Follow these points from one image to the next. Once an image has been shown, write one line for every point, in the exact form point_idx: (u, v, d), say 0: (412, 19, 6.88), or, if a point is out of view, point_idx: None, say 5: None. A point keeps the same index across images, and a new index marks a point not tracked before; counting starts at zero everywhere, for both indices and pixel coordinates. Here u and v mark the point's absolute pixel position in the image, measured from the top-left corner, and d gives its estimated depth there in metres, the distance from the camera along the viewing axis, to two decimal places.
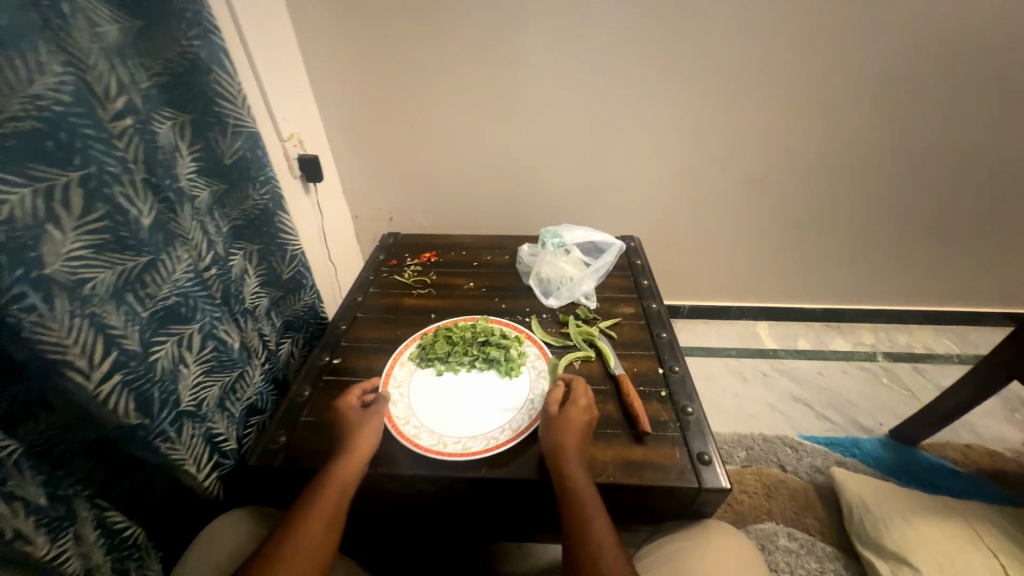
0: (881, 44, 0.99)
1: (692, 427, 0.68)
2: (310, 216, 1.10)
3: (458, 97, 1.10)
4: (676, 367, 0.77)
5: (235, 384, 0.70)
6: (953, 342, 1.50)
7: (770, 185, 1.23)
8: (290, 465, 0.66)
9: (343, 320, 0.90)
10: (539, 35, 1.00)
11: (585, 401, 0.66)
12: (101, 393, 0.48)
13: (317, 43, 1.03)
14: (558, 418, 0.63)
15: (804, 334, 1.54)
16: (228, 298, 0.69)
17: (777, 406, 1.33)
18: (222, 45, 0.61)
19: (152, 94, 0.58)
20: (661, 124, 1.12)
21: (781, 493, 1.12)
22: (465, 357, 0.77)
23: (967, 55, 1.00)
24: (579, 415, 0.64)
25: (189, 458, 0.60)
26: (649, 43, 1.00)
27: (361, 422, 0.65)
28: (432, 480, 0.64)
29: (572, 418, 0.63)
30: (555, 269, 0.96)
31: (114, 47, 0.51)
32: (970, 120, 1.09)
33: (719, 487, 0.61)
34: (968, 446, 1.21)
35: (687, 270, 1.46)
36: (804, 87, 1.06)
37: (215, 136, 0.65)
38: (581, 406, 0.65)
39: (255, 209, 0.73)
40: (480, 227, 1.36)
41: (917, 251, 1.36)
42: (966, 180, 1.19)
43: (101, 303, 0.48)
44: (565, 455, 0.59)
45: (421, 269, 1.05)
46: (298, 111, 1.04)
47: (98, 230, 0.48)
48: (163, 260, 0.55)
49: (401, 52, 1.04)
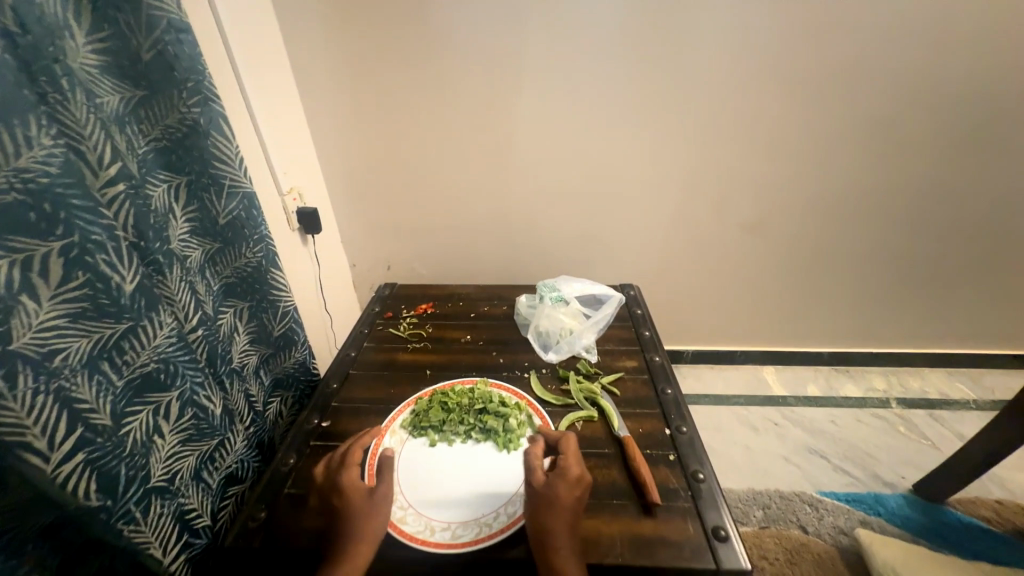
0: (862, 98, 1.03)
1: (705, 496, 0.63)
2: (306, 268, 1.09)
3: (456, 151, 1.13)
4: (683, 428, 0.73)
5: (215, 452, 0.66)
6: (968, 387, 1.44)
7: (766, 231, 1.23)
8: (267, 547, 0.60)
9: (335, 379, 0.86)
10: (533, 93, 1.05)
11: (575, 471, 0.59)
12: (60, 475, 0.45)
13: (320, 103, 1.07)
14: (546, 493, 0.57)
15: (813, 379, 1.49)
16: (214, 360, 0.66)
17: (791, 459, 1.26)
18: (222, 111, 0.62)
19: (149, 159, 0.58)
20: (655, 173, 1.15)
21: (804, 558, 1.03)
22: (460, 428, 0.73)
23: (946, 107, 1.04)
24: (565, 489, 0.57)
25: (156, 540, 0.55)
26: (639, 99, 1.05)
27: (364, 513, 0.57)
28: (423, 561, 0.58)
29: (557, 492, 0.57)
30: (554, 320, 0.94)
31: (111, 116, 0.52)
32: (955, 167, 1.12)
33: (739, 567, 0.55)
34: (1000, 502, 1.13)
35: (688, 315, 1.44)
36: (791, 138, 1.09)
37: (210, 197, 0.65)
38: (570, 477, 0.58)
39: (248, 267, 0.72)
40: (477, 275, 1.35)
41: (919, 294, 1.34)
42: (960, 223, 1.20)
43: (71, 374, 0.46)
44: (548, 541, 0.54)
45: (417, 320, 1.03)
46: (299, 166, 1.06)
47: (77, 298, 0.46)
48: (145, 325, 0.53)
49: (402, 110, 1.08)
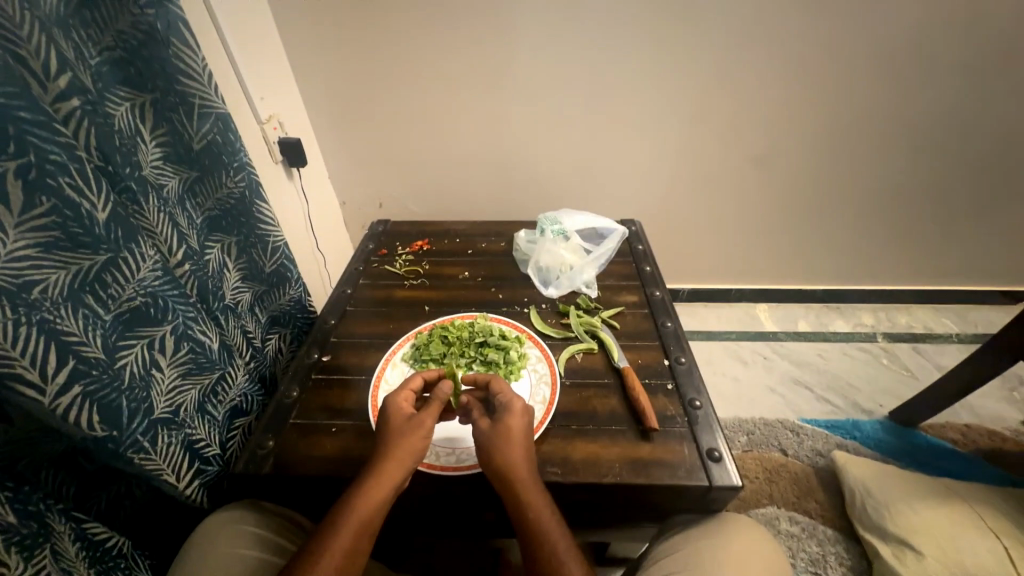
0: (900, 10, 0.93)
1: (700, 422, 0.65)
2: (294, 204, 1.04)
3: (447, 73, 1.03)
4: (682, 358, 0.74)
5: (217, 386, 0.66)
6: (952, 321, 1.48)
7: (775, 164, 1.18)
8: (278, 472, 0.62)
9: (332, 315, 0.85)
10: (533, 3, 0.93)
11: (520, 403, 0.60)
12: (59, 407, 0.44)
13: (294, 14, 0.95)
14: (494, 430, 0.58)
15: (804, 316, 1.52)
16: (205, 295, 0.64)
17: (777, 390, 1.31)
18: (180, 15, 0.55)
19: (104, 72, 0.52)
20: (664, 99, 1.06)
21: (782, 477, 1.11)
22: (461, 360, 0.74)
23: (990, 20, 0.94)
24: (517, 420, 0.58)
25: (167, 468, 0.57)
26: (652, 11, 0.94)
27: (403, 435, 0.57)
28: (430, 482, 0.61)
29: (511, 426, 0.58)
30: (553, 256, 0.92)
31: (52, 17, 0.45)
32: (987, 92, 1.03)
33: (730, 484, 0.58)
34: (968, 426, 1.20)
35: (686, 252, 1.42)
36: (815, 57, 0.99)
37: (180, 119, 0.59)
38: (517, 411, 0.59)
39: (231, 198, 0.67)
40: (473, 211, 1.31)
41: (921, 230, 1.33)
42: (979, 154, 1.15)
43: (53, 308, 0.44)
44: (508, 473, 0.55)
45: (412, 258, 1.00)
46: (276, 89, 0.96)
47: (46, 227, 0.43)
48: (126, 257, 0.51)
49: (385, 23, 0.96)
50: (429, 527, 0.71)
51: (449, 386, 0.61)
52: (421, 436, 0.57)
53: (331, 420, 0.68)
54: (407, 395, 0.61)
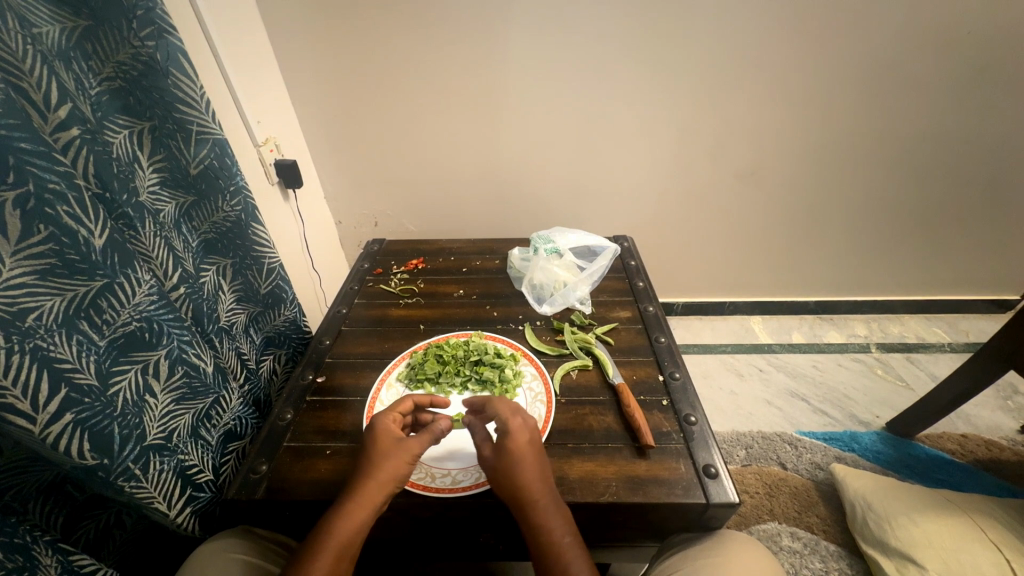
0: (874, 33, 0.97)
1: (696, 437, 0.65)
2: (291, 225, 1.05)
3: (441, 97, 1.05)
4: (676, 373, 0.75)
5: (210, 410, 0.65)
6: (944, 331, 1.49)
7: (761, 179, 1.20)
8: (270, 497, 0.61)
9: (327, 336, 0.85)
10: (522, 30, 0.96)
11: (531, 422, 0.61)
12: (50, 435, 0.44)
13: (291, 43, 0.98)
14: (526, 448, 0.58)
15: (798, 328, 1.54)
16: (200, 319, 0.64)
17: (773, 402, 1.31)
18: (181, 46, 0.56)
19: (103, 101, 0.53)
20: (652, 119, 1.09)
21: (782, 491, 1.10)
22: (456, 379, 0.74)
23: (962, 43, 0.98)
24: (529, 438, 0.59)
25: (158, 495, 0.56)
26: (640, 35, 0.97)
27: (385, 457, 0.56)
28: (426, 504, 0.60)
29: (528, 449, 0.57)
30: (548, 273, 0.93)
31: (53, 49, 0.46)
32: (960, 111, 1.08)
33: (727, 501, 0.58)
34: (965, 436, 1.20)
35: (679, 266, 1.44)
36: (795, 78, 1.03)
37: (177, 146, 0.60)
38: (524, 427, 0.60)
39: (227, 221, 0.68)
40: (468, 228, 1.32)
41: (907, 241, 1.35)
42: (957, 171, 1.19)
43: (48, 335, 0.44)
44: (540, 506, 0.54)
45: (407, 276, 1.01)
46: (274, 115, 0.99)
47: (42, 254, 0.43)
48: (121, 283, 0.51)
49: (380, 50, 0.99)
50: (425, 550, 0.70)
51: (445, 424, 0.60)
52: (405, 460, 0.56)
53: (326, 442, 0.67)
54: (396, 417, 0.61)
